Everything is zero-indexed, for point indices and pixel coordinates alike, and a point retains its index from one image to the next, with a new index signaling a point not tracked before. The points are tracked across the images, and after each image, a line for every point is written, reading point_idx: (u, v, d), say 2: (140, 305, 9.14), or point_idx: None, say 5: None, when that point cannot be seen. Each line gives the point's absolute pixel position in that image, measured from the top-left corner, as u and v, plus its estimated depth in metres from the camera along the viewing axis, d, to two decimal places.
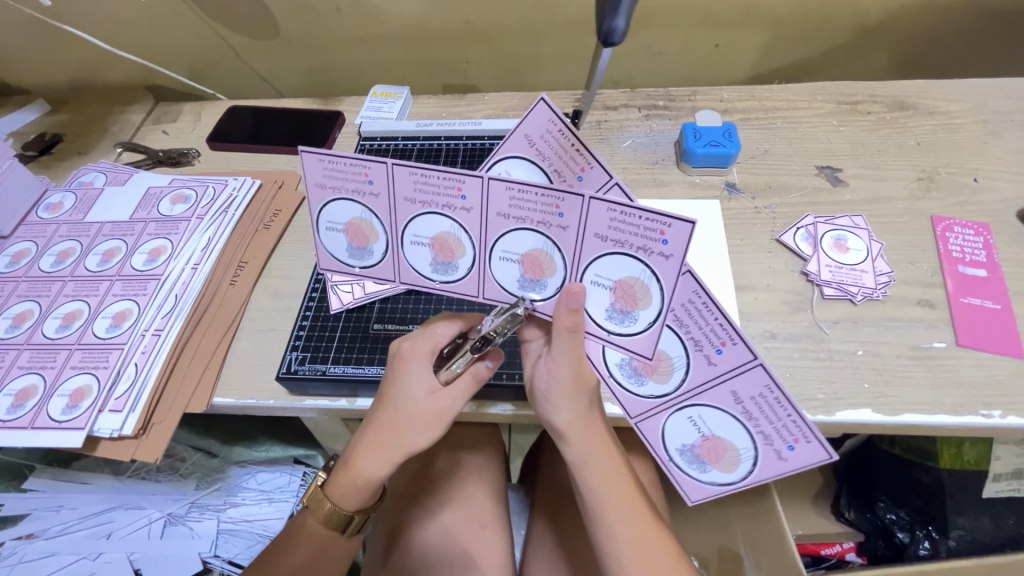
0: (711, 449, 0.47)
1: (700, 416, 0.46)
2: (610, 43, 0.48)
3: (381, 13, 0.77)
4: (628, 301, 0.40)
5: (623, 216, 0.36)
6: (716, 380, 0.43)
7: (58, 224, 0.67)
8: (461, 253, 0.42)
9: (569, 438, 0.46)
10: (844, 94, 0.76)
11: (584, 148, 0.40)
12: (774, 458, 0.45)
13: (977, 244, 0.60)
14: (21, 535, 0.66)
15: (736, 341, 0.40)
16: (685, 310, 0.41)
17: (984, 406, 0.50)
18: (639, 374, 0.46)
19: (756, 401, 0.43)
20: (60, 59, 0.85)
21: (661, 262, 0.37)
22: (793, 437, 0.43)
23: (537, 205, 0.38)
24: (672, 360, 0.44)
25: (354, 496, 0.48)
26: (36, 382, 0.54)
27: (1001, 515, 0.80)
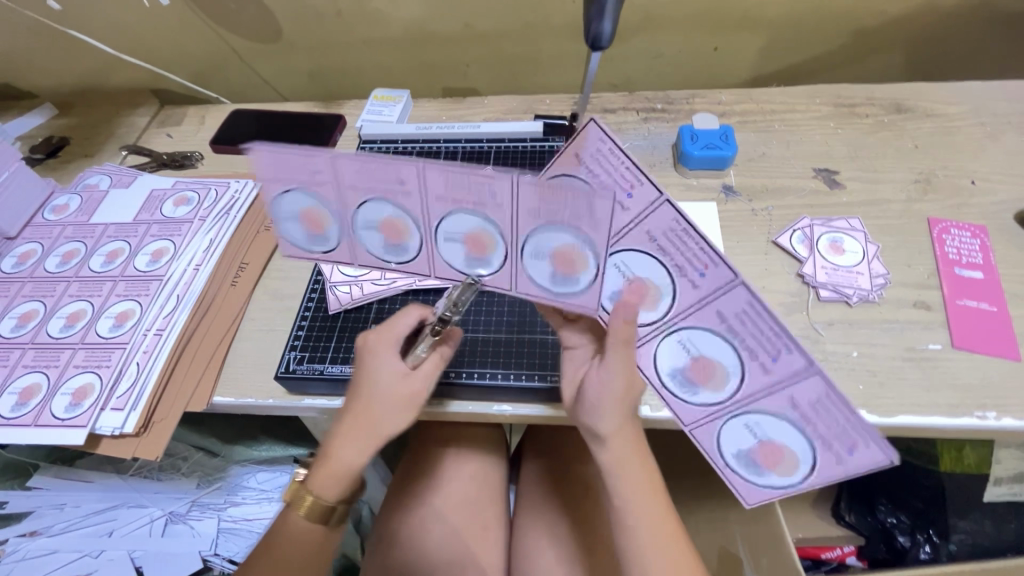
0: (768, 452, 0.46)
1: (757, 422, 0.45)
2: (598, 48, 0.50)
3: (382, 17, 0.78)
4: (641, 295, 0.43)
5: (684, 233, 0.38)
6: (772, 387, 0.43)
7: (63, 226, 0.69)
8: (493, 249, 0.42)
9: (609, 446, 0.46)
10: (842, 96, 0.76)
11: (635, 167, 0.37)
12: (832, 462, 0.43)
13: (974, 246, 0.60)
14: (24, 533, 0.68)
15: (791, 349, 0.40)
16: (738, 317, 0.40)
17: (978, 408, 0.50)
18: (693, 383, 0.46)
19: (815, 407, 0.41)
20: (68, 63, 0.87)
21: (690, 284, 0.41)
22: (853, 443, 0.41)
23: (585, 213, 0.37)
24: (727, 368, 0.44)
25: (334, 485, 0.47)
26: (40, 381, 0.55)
27: (1004, 519, 0.79)
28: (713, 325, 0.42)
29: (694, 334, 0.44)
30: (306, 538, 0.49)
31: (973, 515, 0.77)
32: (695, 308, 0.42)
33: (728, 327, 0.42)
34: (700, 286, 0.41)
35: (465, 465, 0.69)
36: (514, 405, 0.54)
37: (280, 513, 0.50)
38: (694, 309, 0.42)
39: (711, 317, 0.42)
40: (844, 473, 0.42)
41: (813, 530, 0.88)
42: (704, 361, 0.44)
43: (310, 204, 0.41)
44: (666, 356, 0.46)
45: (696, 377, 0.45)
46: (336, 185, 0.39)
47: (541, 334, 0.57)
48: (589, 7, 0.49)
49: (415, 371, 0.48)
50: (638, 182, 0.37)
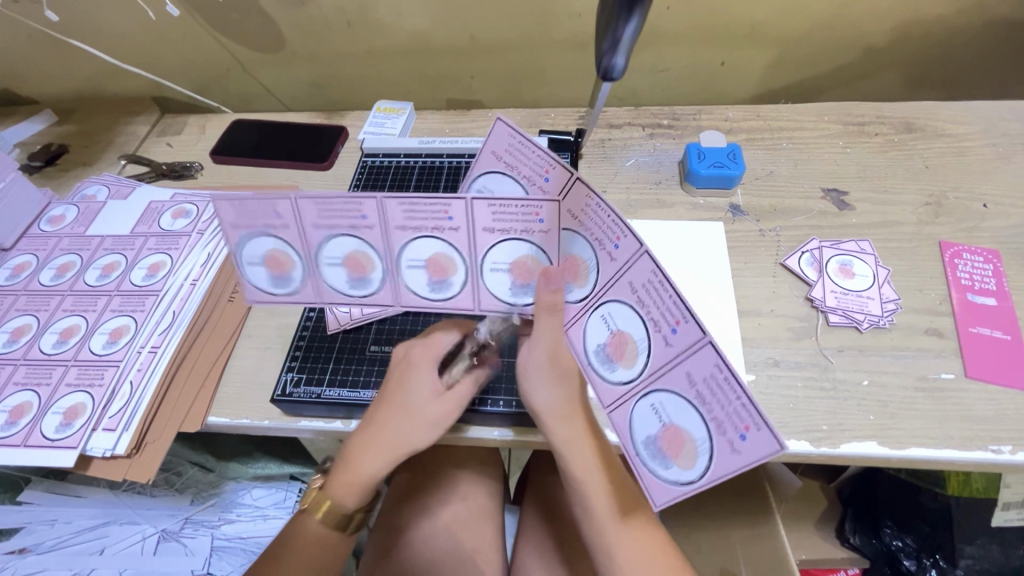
0: (672, 440, 0.39)
1: (663, 401, 0.39)
2: (610, 79, 0.53)
3: (386, 28, 0.78)
4: (573, 273, 0.42)
5: (598, 208, 0.38)
6: (672, 362, 0.38)
7: (59, 237, 0.68)
8: (455, 270, 0.43)
9: (553, 427, 0.45)
10: (852, 115, 0.75)
11: (545, 152, 0.41)
12: (728, 453, 0.36)
13: (987, 271, 0.58)
14: (14, 549, 0.66)
15: (689, 316, 0.36)
16: (643, 288, 0.38)
17: (993, 442, 0.48)
18: (609, 363, 0.42)
19: (711, 381, 0.36)
20: (69, 70, 0.86)
21: (607, 262, 0.40)
22: (744, 422, 0.35)
23: (518, 217, 0.40)
24: (639, 341, 0.40)
25: (354, 496, 0.45)
26: (30, 399, 0.54)
27: (1011, 544, 0.77)
28: (625, 297, 0.40)
29: (614, 309, 0.41)
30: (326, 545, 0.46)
31: (981, 539, 0.76)
32: (611, 281, 0.40)
33: (638, 297, 0.39)
34: (617, 259, 0.39)
35: (456, 485, 0.68)
36: (514, 431, 0.53)
37: (291, 524, 0.47)
38: (610, 282, 0.40)
39: (624, 289, 0.40)
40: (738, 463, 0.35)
41: (817, 553, 0.86)
42: (620, 337, 0.41)
43: (273, 246, 0.42)
44: (591, 333, 0.43)
45: (612, 355, 0.42)
46: (300, 228, 0.41)
47: None
48: (602, 39, 0.50)
49: (452, 390, 0.47)
50: (551, 166, 0.41)
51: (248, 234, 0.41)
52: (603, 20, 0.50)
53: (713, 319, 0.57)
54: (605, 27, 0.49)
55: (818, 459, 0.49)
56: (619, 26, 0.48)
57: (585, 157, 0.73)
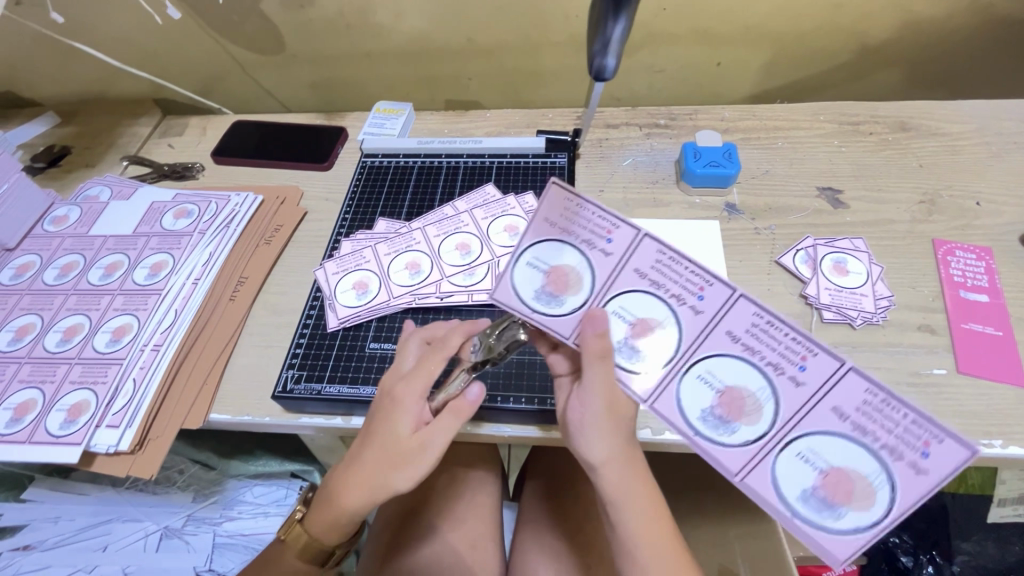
0: (834, 481, 0.35)
1: (812, 447, 0.36)
2: (602, 79, 0.57)
3: (385, 30, 0.78)
4: (645, 338, 0.40)
5: (672, 262, 0.38)
6: (812, 403, 0.36)
7: (63, 237, 0.68)
8: (576, 288, 0.41)
9: (606, 474, 0.42)
10: (846, 114, 0.76)
11: (608, 212, 0.39)
12: (911, 474, 0.33)
13: (979, 268, 0.59)
14: (18, 547, 0.66)
15: (810, 344, 0.36)
16: (749, 333, 0.37)
17: (984, 436, 0.49)
18: (726, 426, 0.38)
19: (867, 408, 0.34)
20: (72, 72, 0.87)
21: (690, 316, 0.39)
22: (923, 437, 0.33)
23: (681, 278, 0.39)
24: (762, 395, 0.37)
25: (335, 531, 0.48)
26: (35, 397, 0.54)
27: (1006, 540, 0.77)
28: (727, 348, 0.38)
29: (716, 362, 0.38)
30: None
31: (976, 536, 0.77)
32: (703, 336, 0.39)
33: (741, 341, 0.38)
34: (703, 311, 0.38)
35: (456, 482, 0.69)
36: (512, 426, 0.54)
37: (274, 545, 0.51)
38: (702, 337, 0.39)
39: (723, 341, 0.38)
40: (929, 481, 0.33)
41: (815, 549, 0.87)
42: (731, 391, 0.38)
43: (360, 273, 0.63)
44: (689, 398, 0.39)
45: (727, 413, 0.38)
46: (373, 251, 0.64)
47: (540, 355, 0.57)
48: (593, 41, 0.54)
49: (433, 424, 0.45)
50: (615, 227, 0.39)
51: (338, 272, 0.63)
52: (593, 25, 0.55)
53: None
54: (595, 29, 0.53)
55: None
56: (609, 29, 0.52)
57: (582, 157, 0.74)
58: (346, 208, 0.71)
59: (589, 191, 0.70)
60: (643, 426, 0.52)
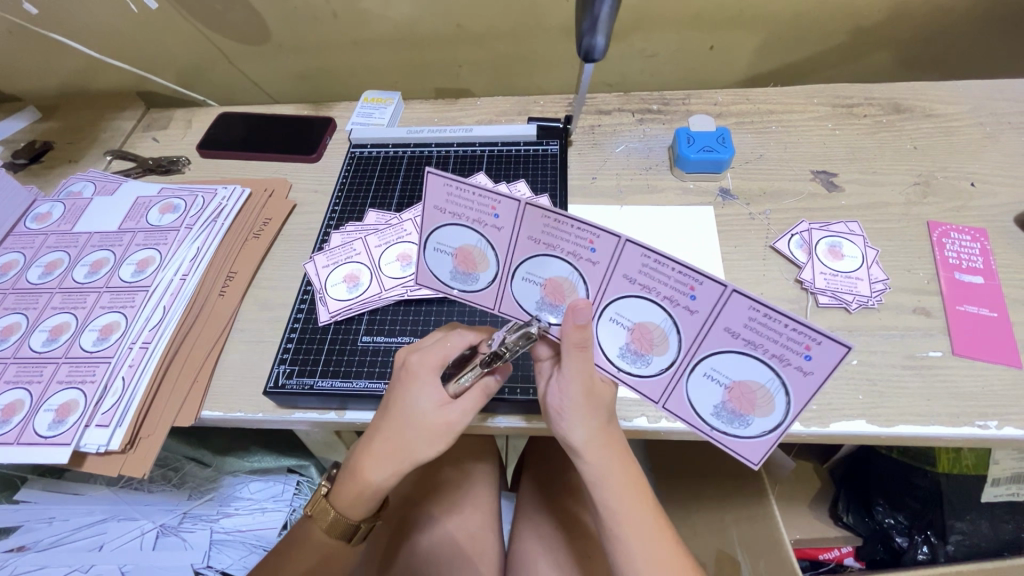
0: (739, 393, 0.38)
1: (714, 367, 0.38)
2: (590, 59, 0.56)
3: (371, 16, 0.77)
4: (557, 295, 0.41)
5: (556, 223, 0.37)
6: (707, 327, 0.37)
7: (46, 235, 0.67)
8: (483, 266, 0.42)
9: (586, 457, 0.43)
10: (841, 96, 0.75)
11: (484, 190, 0.37)
12: (799, 376, 0.36)
13: (974, 250, 0.59)
14: (14, 547, 0.65)
15: (697, 279, 0.35)
16: (643, 274, 0.37)
17: (980, 417, 0.49)
18: (643, 358, 0.41)
19: (752, 327, 0.35)
20: (51, 65, 0.85)
21: (589, 268, 0.38)
22: (804, 343, 0.34)
23: (569, 237, 0.37)
24: (666, 328, 0.39)
25: (360, 505, 0.46)
26: (22, 398, 0.53)
27: (1000, 519, 0.78)
28: (627, 289, 0.39)
29: (624, 304, 0.39)
30: (325, 552, 0.48)
31: (971, 515, 0.77)
32: (606, 283, 0.39)
33: (639, 283, 0.38)
34: (599, 262, 0.38)
35: (454, 474, 0.69)
36: (507, 418, 0.53)
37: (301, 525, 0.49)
38: (605, 284, 0.39)
39: (623, 284, 0.38)
40: (815, 384, 0.35)
41: (810, 531, 0.87)
42: (640, 327, 0.40)
43: (350, 266, 0.62)
44: (606, 339, 0.42)
45: (641, 348, 0.40)
46: (365, 244, 0.63)
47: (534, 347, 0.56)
48: (582, 20, 0.54)
49: (455, 402, 0.45)
50: (497, 202, 0.38)
51: (329, 267, 0.62)
52: (580, 3, 0.54)
53: None
54: (583, 7, 0.53)
55: (809, 438, 0.50)
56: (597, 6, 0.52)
57: (574, 144, 0.73)
58: (335, 200, 0.70)
59: (582, 178, 0.70)
60: (640, 414, 0.51)
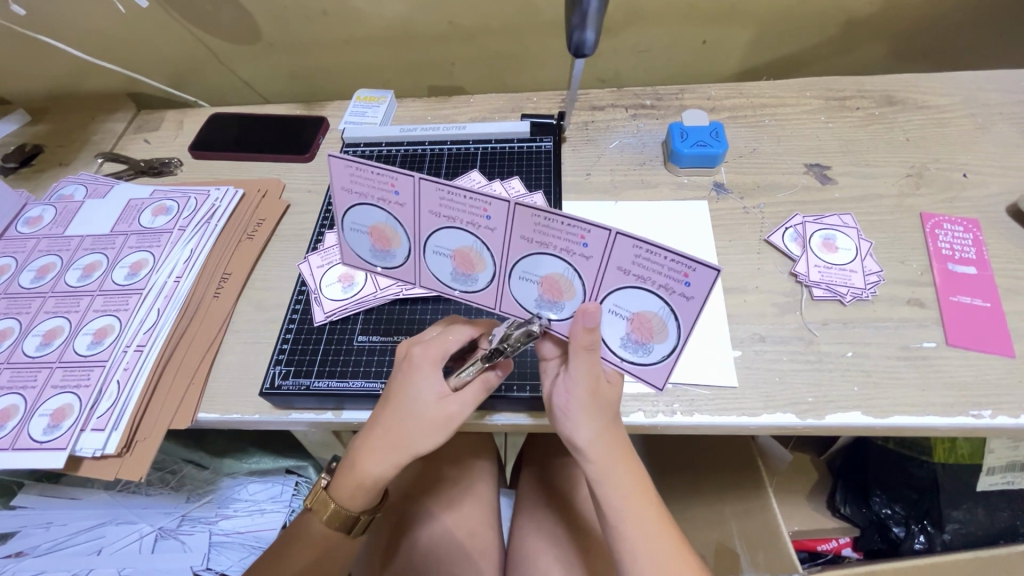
0: (639, 322, 0.39)
1: (615, 303, 0.39)
2: (581, 54, 0.55)
3: (363, 14, 0.76)
4: (468, 265, 0.41)
5: (450, 194, 0.37)
6: (600, 270, 0.37)
7: (37, 239, 0.66)
8: (398, 243, 0.42)
9: (591, 457, 0.43)
10: (833, 89, 0.75)
11: (382, 168, 0.37)
12: (684, 302, 0.36)
13: (967, 241, 0.59)
14: (10, 554, 0.66)
15: (586, 227, 0.35)
16: (536, 232, 0.37)
17: (974, 407, 0.49)
18: (554, 305, 0.41)
19: (639, 262, 0.35)
20: (40, 68, 0.84)
21: (490, 234, 0.38)
22: (682, 270, 0.34)
23: (464, 206, 0.37)
24: (567, 274, 0.39)
25: (359, 497, 0.46)
26: (16, 403, 0.53)
27: (995, 508, 0.79)
28: (526, 248, 0.38)
29: (527, 262, 0.39)
30: (326, 545, 0.48)
31: (966, 504, 0.77)
32: (507, 245, 0.39)
33: (537, 240, 0.37)
34: (496, 226, 0.38)
35: (452, 472, 0.69)
36: (509, 415, 0.53)
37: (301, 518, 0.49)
38: (506, 247, 0.39)
39: (522, 244, 0.38)
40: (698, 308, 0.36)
41: (807, 523, 0.87)
42: (548, 280, 0.39)
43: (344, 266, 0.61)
44: (521, 294, 0.42)
45: (551, 297, 0.40)
46: None
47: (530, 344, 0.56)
48: (571, 16, 0.54)
49: (455, 394, 0.45)
50: (396, 178, 0.38)
51: (324, 267, 0.62)
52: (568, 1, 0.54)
53: None
54: (572, 4, 0.53)
55: (805, 430, 0.50)
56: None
57: (568, 140, 0.73)
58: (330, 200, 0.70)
59: (576, 175, 0.69)
60: (636, 409, 0.51)
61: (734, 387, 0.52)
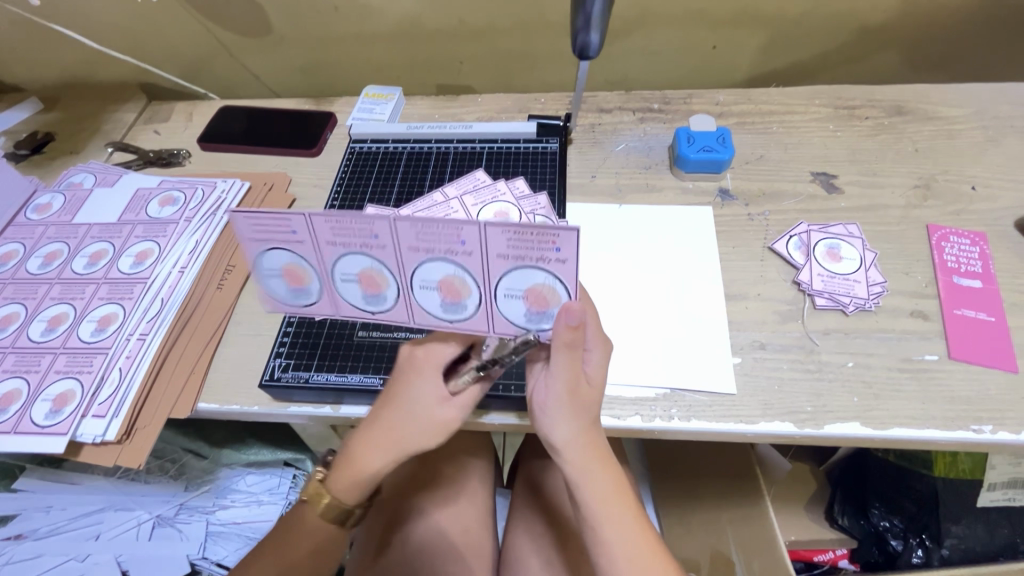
0: (534, 297, 0.37)
1: (507, 287, 0.37)
2: (586, 56, 0.56)
3: (374, 11, 0.77)
4: (373, 287, 0.38)
5: (330, 222, 0.33)
6: (488, 260, 0.35)
7: (46, 226, 0.67)
8: (300, 282, 0.38)
9: (567, 456, 0.43)
10: (843, 98, 0.75)
11: (263, 210, 0.33)
12: (563, 267, 0.35)
13: (973, 253, 0.59)
14: (11, 536, 0.67)
15: (458, 224, 0.33)
16: (421, 240, 0.34)
17: (975, 422, 0.49)
18: (460, 306, 0.39)
19: (512, 244, 0.34)
20: (54, 57, 0.85)
21: (380, 252, 0.35)
22: (548, 238, 0.33)
23: (346, 229, 0.34)
24: (458, 273, 0.36)
25: (355, 490, 0.46)
26: (19, 387, 0.54)
27: (995, 524, 0.78)
28: (417, 257, 0.36)
29: (421, 272, 0.37)
30: (323, 536, 0.48)
31: (966, 520, 0.77)
32: (399, 259, 0.36)
33: (424, 247, 0.35)
34: (384, 243, 0.35)
35: (448, 471, 0.69)
36: (502, 415, 0.53)
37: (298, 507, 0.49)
38: (399, 260, 0.36)
39: (413, 255, 0.35)
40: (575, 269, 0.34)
41: (805, 533, 0.86)
42: (446, 284, 0.37)
43: None
44: (428, 305, 0.39)
45: (451, 300, 0.38)
46: None
47: None
48: (576, 18, 0.54)
49: (455, 398, 0.45)
50: (274, 216, 0.34)
51: None
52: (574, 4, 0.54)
53: (700, 302, 0.58)
54: (576, 6, 0.53)
55: (803, 440, 0.50)
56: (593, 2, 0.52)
57: (575, 142, 0.73)
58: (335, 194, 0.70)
59: (581, 177, 0.69)
60: (633, 413, 0.51)
61: (732, 395, 0.51)
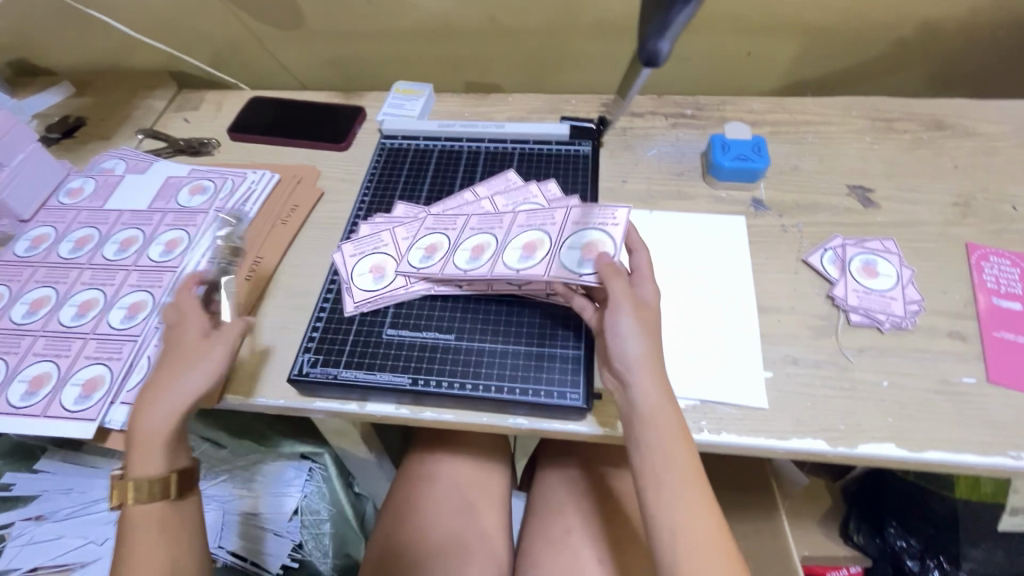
0: (590, 248, 0.53)
1: (573, 241, 0.54)
2: (652, 65, 0.49)
3: (407, 6, 0.76)
4: (479, 250, 0.57)
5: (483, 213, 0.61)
6: (565, 225, 0.55)
7: (77, 210, 0.67)
8: (438, 251, 0.59)
9: (639, 377, 0.45)
10: (880, 110, 0.73)
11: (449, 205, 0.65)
12: (616, 227, 0.53)
13: (1014, 275, 0.57)
14: (32, 517, 0.68)
15: (554, 209, 0.57)
16: (530, 220, 0.58)
17: (1013, 448, 0.48)
18: (528, 259, 0.54)
19: (585, 215, 0.55)
20: (88, 41, 0.86)
21: (502, 230, 0.58)
22: (610, 213, 0.54)
23: (487, 218, 0.60)
24: (542, 236, 0.56)
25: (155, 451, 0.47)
26: (49, 370, 0.54)
27: (1017, 551, 0.75)
28: (522, 228, 0.57)
29: (520, 236, 0.57)
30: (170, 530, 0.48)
31: (985, 544, 0.75)
32: (509, 230, 0.58)
33: (529, 224, 0.58)
34: (506, 223, 0.59)
35: (466, 470, 0.69)
36: (528, 418, 0.52)
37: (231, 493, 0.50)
38: (508, 232, 0.58)
39: (518, 228, 0.57)
40: (625, 225, 0.53)
41: (819, 549, 0.86)
42: (528, 241, 0.56)
43: (377, 257, 0.61)
44: (508, 258, 0.55)
45: (528, 252, 0.55)
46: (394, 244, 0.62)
47: (561, 349, 0.54)
48: (652, 20, 0.47)
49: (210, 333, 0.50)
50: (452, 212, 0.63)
51: (359, 257, 0.61)
52: (653, 4, 0.48)
53: (731, 313, 0.57)
54: (658, 6, 0.47)
55: (834, 459, 0.49)
56: (676, 9, 0.46)
57: (606, 145, 0.72)
58: (365, 189, 0.69)
59: (611, 181, 0.69)
60: None
61: (763, 410, 0.51)
